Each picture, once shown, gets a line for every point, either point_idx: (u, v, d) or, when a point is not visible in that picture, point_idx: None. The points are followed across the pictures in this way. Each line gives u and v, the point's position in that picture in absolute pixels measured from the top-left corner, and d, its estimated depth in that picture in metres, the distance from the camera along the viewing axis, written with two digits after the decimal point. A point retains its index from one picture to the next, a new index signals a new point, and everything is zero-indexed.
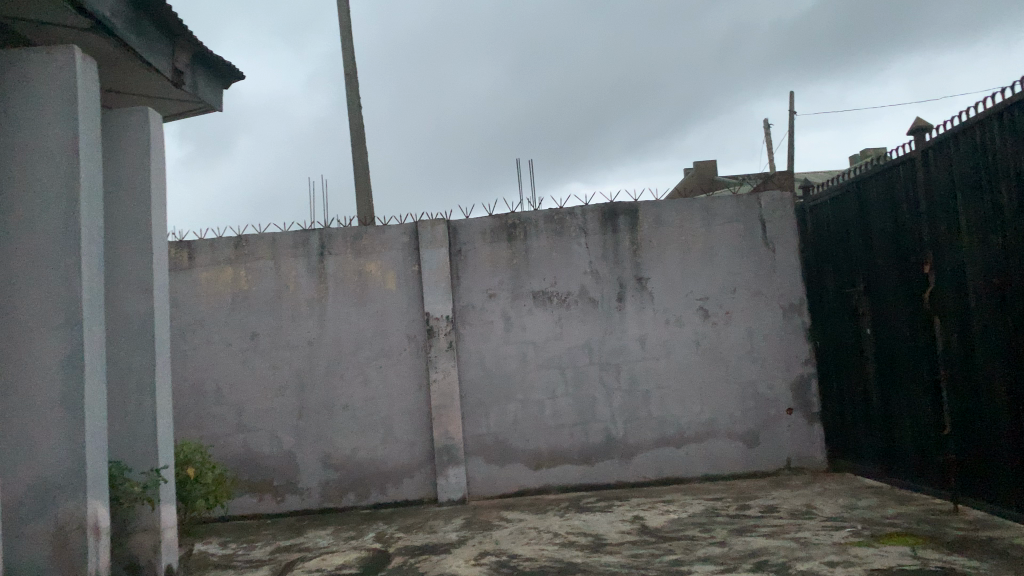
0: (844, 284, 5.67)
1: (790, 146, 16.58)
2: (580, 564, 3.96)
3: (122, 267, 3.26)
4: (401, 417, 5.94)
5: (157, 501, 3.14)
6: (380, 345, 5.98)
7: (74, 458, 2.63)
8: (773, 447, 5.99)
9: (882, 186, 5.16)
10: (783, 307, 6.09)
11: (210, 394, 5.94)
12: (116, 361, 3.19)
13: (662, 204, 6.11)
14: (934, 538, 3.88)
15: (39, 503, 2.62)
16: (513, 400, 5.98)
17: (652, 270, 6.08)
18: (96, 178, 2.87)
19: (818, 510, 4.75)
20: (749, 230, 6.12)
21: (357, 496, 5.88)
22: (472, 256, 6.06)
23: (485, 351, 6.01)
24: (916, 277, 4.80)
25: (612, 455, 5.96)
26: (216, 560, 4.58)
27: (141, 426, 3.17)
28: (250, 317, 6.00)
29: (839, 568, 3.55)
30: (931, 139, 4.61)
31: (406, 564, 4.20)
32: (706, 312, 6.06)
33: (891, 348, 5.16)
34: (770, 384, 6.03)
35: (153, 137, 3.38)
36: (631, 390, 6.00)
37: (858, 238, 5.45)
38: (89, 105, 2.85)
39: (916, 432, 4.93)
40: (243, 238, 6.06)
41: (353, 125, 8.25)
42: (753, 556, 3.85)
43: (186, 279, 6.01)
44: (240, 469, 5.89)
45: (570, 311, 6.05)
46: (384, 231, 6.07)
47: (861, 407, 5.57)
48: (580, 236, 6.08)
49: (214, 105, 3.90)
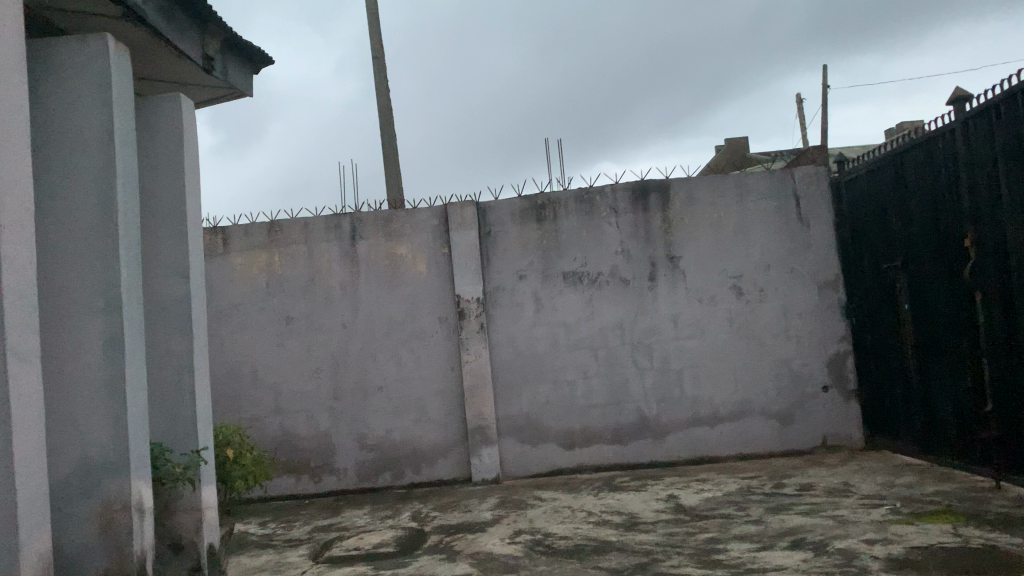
0: (881, 260, 5.57)
1: (824, 121, 16.29)
2: (615, 542, 3.96)
3: (159, 253, 3.31)
4: (435, 398, 5.98)
5: (198, 481, 3.20)
6: (412, 327, 6.02)
7: (118, 440, 2.68)
8: (808, 425, 5.93)
9: (921, 158, 5.04)
10: (819, 284, 6.00)
11: (247, 377, 6.04)
12: (156, 345, 3.25)
13: (693, 181, 6.04)
14: (975, 516, 3.83)
15: (86, 484, 2.69)
16: (545, 381, 5.99)
17: (684, 249, 6.02)
18: (131, 166, 2.90)
19: (856, 488, 4.70)
20: (783, 207, 6.02)
21: (393, 477, 5.95)
22: (503, 237, 6.06)
23: (517, 332, 6.01)
24: (956, 251, 4.69)
25: (645, 434, 5.95)
26: (256, 539, 4.67)
27: (182, 409, 3.23)
28: (284, 300, 6.07)
29: (877, 545, 3.51)
30: (972, 108, 4.48)
31: (442, 543, 4.24)
32: (740, 290, 6.00)
33: (930, 324, 5.07)
34: (805, 362, 5.95)
35: (185, 123, 3.40)
36: (664, 369, 5.97)
37: (896, 212, 5.34)
38: (123, 93, 2.89)
39: (957, 409, 4.84)
40: (276, 223, 6.11)
41: (382, 108, 8.26)
42: (789, 534, 3.83)
43: (221, 264, 6.09)
44: (277, 450, 5.99)
45: (602, 291, 6.02)
46: (415, 213, 6.09)
47: (900, 384, 5.49)
48: (610, 215, 6.04)
49: (245, 90, 3.93)
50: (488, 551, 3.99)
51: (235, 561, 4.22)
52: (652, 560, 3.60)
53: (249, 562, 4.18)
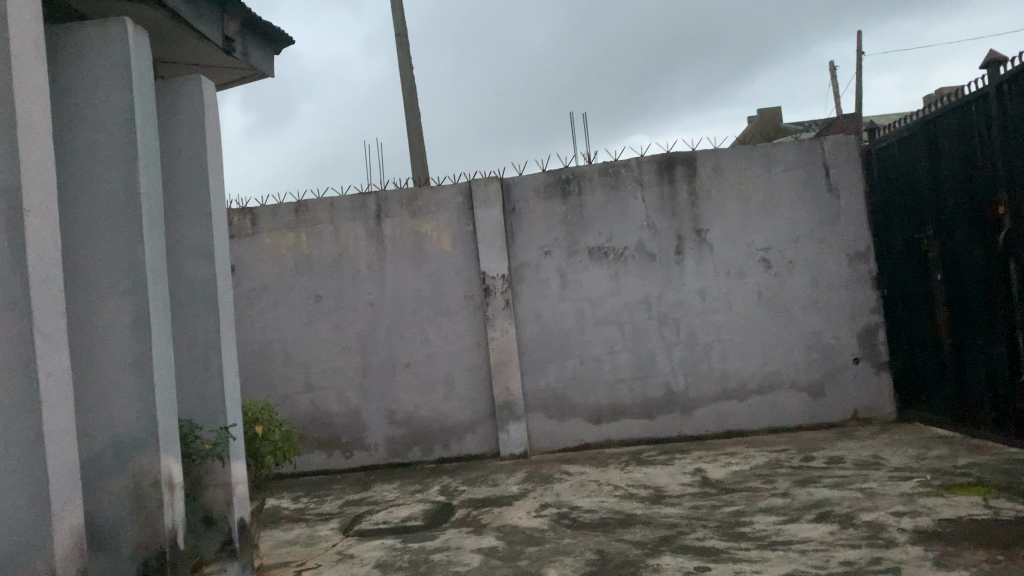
0: (913, 229, 5.46)
1: (859, 88, 15.95)
2: (640, 515, 3.97)
3: (184, 234, 3.36)
4: (462, 374, 6.02)
5: (228, 457, 3.27)
6: (439, 305, 6.05)
7: (147, 417, 2.75)
8: (839, 398, 5.87)
9: (953, 124, 4.91)
10: (849, 255, 5.90)
11: (278, 355, 6.14)
12: (182, 324, 3.32)
13: (719, 152, 5.95)
14: (1008, 488, 3.77)
15: (117, 459, 2.77)
16: (572, 356, 5.99)
17: (711, 221, 5.96)
18: (153, 148, 2.94)
19: (886, 461, 4.65)
20: (812, 177, 5.92)
21: (422, 452, 6.02)
22: (528, 213, 6.04)
23: (543, 307, 6.02)
24: (991, 220, 4.58)
25: (673, 408, 5.94)
26: (289, 514, 4.78)
27: (209, 387, 3.29)
28: (312, 280, 6.13)
29: (905, 518, 3.48)
30: (1006, 71, 4.35)
31: (469, 517, 4.30)
32: (768, 262, 5.93)
33: (964, 294, 4.96)
34: (836, 335, 5.88)
35: (206, 105, 3.43)
36: (692, 343, 5.94)
37: (929, 180, 5.21)
38: (143, 76, 2.92)
39: (992, 380, 4.75)
40: (303, 202, 6.16)
41: (406, 85, 8.26)
42: (817, 507, 3.81)
43: (250, 244, 6.18)
44: (309, 427, 6.09)
45: (628, 266, 5.99)
46: (439, 190, 6.09)
47: (933, 356, 5.39)
48: (636, 189, 5.99)
49: (265, 70, 3.96)
50: (515, 524, 4.03)
51: (268, 534, 4.32)
52: (677, 533, 3.61)
53: (281, 535, 4.27)
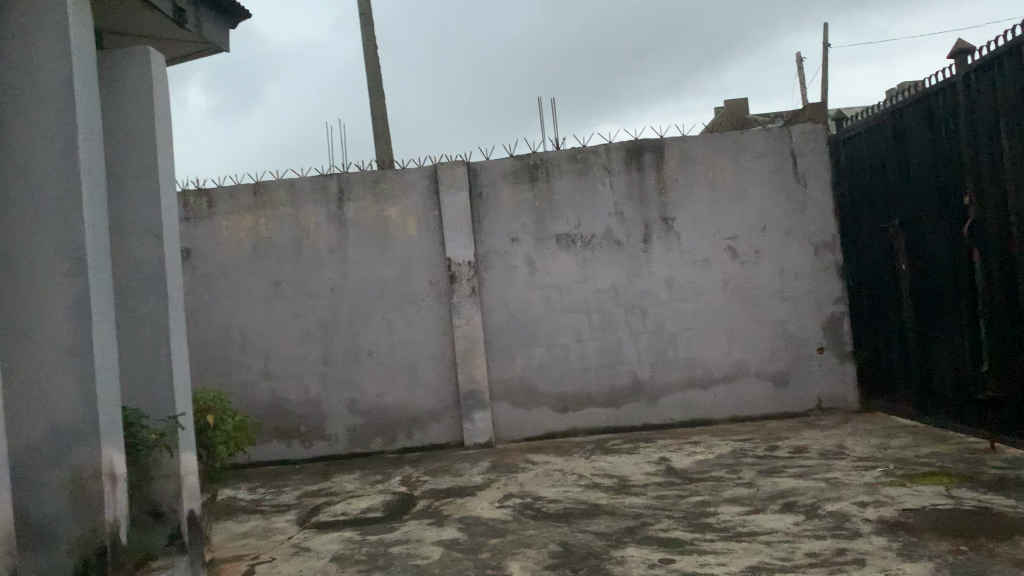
0: (879, 219, 5.45)
1: (825, 81, 16.05)
2: (605, 506, 3.91)
3: (131, 214, 3.19)
4: (426, 362, 5.91)
5: (177, 448, 3.13)
6: (403, 291, 5.93)
7: (86, 406, 2.60)
8: (804, 387, 5.88)
9: (921, 113, 4.89)
10: (816, 245, 5.89)
11: (236, 342, 5.97)
12: (129, 308, 3.16)
13: (688, 139, 5.90)
14: (970, 478, 3.77)
15: (55, 450, 2.62)
16: (538, 344, 5.91)
17: (679, 209, 5.91)
18: (95, 120, 2.77)
19: (850, 450, 4.65)
20: (780, 166, 5.90)
21: (384, 441, 5.90)
22: (494, 198, 5.93)
23: (509, 295, 5.93)
24: (957, 210, 4.58)
25: (639, 397, 5.90)
26: (244, 505, 4.63)
27: (158, 375, 3.14)
28: (272, 264, 5.96)
29: (869, 508, 3.46)
30: (974, 60, 4.33)
31: (431, 508, 4.20)
32: (735, 251, 5.90)
33: (929, 283, 4.96)
34: (801, 324, 5.88)
35: (156, 79, 3.27)
36: (658, 332, 5.90)
37: (895, 170, 5.21)
38: (84, 44, 2.75)
39: (954, 369, 4.77)
40: (262, 184, 5.98)
41: (371, 66, 8.07)
42: (782, 497, 3.78)
43: (206, 227, 5.98)
44: (268, 415, 5.93)
45: (595, 253, 5.92)
46: (404, 174, 5.96)
47: (897, 345, 5.41)
48: (604, 176, 5.91)
49: (221, 45, 3.82)
50: (477, 515, 3.94)
51: (222, 526, 4.18)
52: (641, 524, 3.55)
53: (236, 527, 4.13)
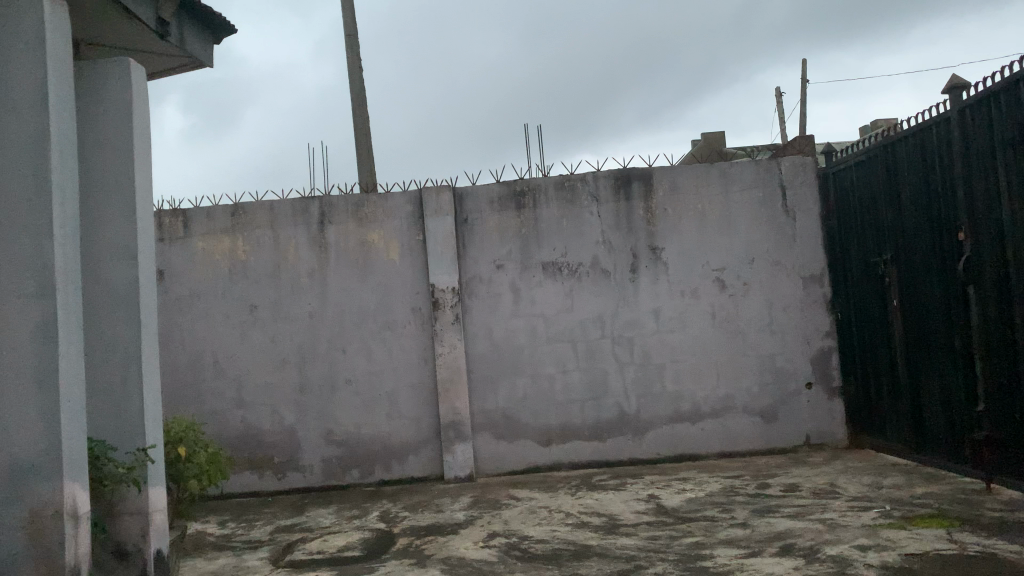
0: (870, 254, 5.41)
1: (803, 116, 16.28)
2: (595, 547, 3.75)
3: (104, 233, 3.02)
4: (407, 392, 5.73)
5: (146, 483, 2.93)
6: (384, 318, 5.76)
7: (48, 439, 2.40)
8: (792, 423, 5.77)
9: (914, 148, 4.87)
10: (804, 278, 5.83)
11: (208, 368, 5.75)
12: (98, 333, 2.97)
13: (677, 170, 5.84)
14: (971, 521, 3.66)
15: (11, 486, 2.41)
16: (522, 375, 5.76)
17: (667, 240, 5.82)
18: (70, 132, 2.61)
19: (843, 489, 4.54)
20: (769, 198, 5.85)
21: (361, 473, 5.69)
22: (480, 225, 5.81)
23: (493, 323, 5.79)
24: (950, 246, 4.54)
25: (625, 431, 5.75)
26: (214, 541, 4.41)
27: (128, 404, 2.95)
28: (249, 288, 5.77)
29: (871, 552, 3.33)
30: (970, 96, 4.30)
31: (412, 546, 4.01)
32: (724, 283, 5.82)
33: (921, 320, 4.90)
34: (790, 358, 5.79)
35: (136, 92, 3.11)
36: (645, 364, 5.78)
37: (887, 205, 5.17)
38: (61, 52, 2.59)
39: (947, 407, 4.69)
40: (241, 206, 5.81)
41: (355, 88, 7.96)
42: (778, 539, 3.65)
43: (181, 248, 5.78)
44: (240, 445, 5.70)
45: (582, 283, 5.81)
46: (387, 198, 5.82)
47: (887, 382, 5.33)
48: (592, 204, 5.82)
49: (205, 60, 3.68)
50: (461, 555, 3.75)
51: (190, 564, 3.95)
52: (635, 568, 3.39)
53: (204, 566, 3.90)
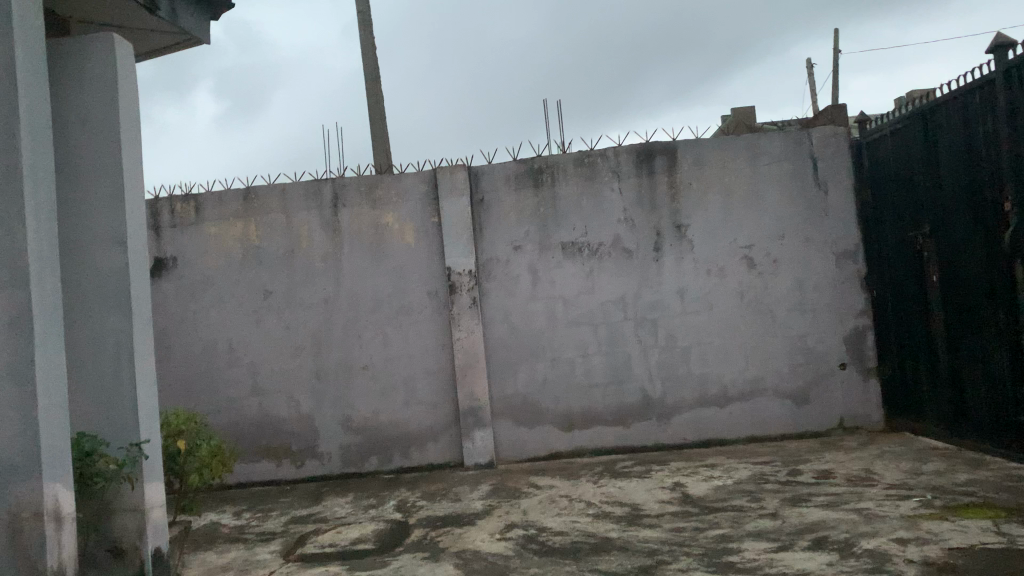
0: (907, 228, 5.13)
1: (835, 83, 15.89)
2: (615, 540, 3.57)
3: (92, 221, 2.88)
4: (424, 378, 5.58)
5: (139, 478, 2.81)
6: (399, 303, 5.61)
7: (25, 437, 2.29)
8: (824, 406, 5.53)
9: (955, 113, 4.56)
10: (837, 255, 5.55)
11: (223, 356, 5.65)
12: (88, 325, 2.85)
13: (700, 143, 5.58)
14: (1019, 511, 3.41)
15: None
16: (542, 359, 5.58)
17: (692, 217, 5.58)
18: (43, 110, 2.46)
19: (879, 476, 4.31)
20: (799, 170, 5.57)
21: (379, 461, 5.58)
22: (497, 204, 5.62)
23: (512, 306, 5.60)
24: (995, 217, 4.25)
25: (649, 415, 5.56)
26: (226, 533, 4.31)
27: (119, 398, 2.82)
28: (262, 274, 5.65)
29: (911, 547, 3.11)
30: (1015, 55, 4.00)
31: (426, 539, 3.86)
32: (752, 261, 5.57)
33: (963, 295, 4.62)
34: (822, 339, 5.54)
35: (122, 69, 2.95)
36: (670, 346, 5.56)
37: (926, 175, 4.88)
38: (28, 24, 2.43)
39: (990, 389, 4.43)
40: (252, 190, 5.68)
41: (369, 66, 7.78)
42: (810, 531, 3.44)
43: (192, 235, 5.67)
44: (257, 434, 5.61)
45: (603, 263, 5.60)
46: (401, 178, 5.65)
47: (926, 362, 5.06)
48: (612, 181, 5.59)
49: (200, 36, 3.53)
50: (476, 548, 3.61)
51: (199, 557, 3.85)
52: (657, 563, 3.21)
53: (213, 560, 3.80)
